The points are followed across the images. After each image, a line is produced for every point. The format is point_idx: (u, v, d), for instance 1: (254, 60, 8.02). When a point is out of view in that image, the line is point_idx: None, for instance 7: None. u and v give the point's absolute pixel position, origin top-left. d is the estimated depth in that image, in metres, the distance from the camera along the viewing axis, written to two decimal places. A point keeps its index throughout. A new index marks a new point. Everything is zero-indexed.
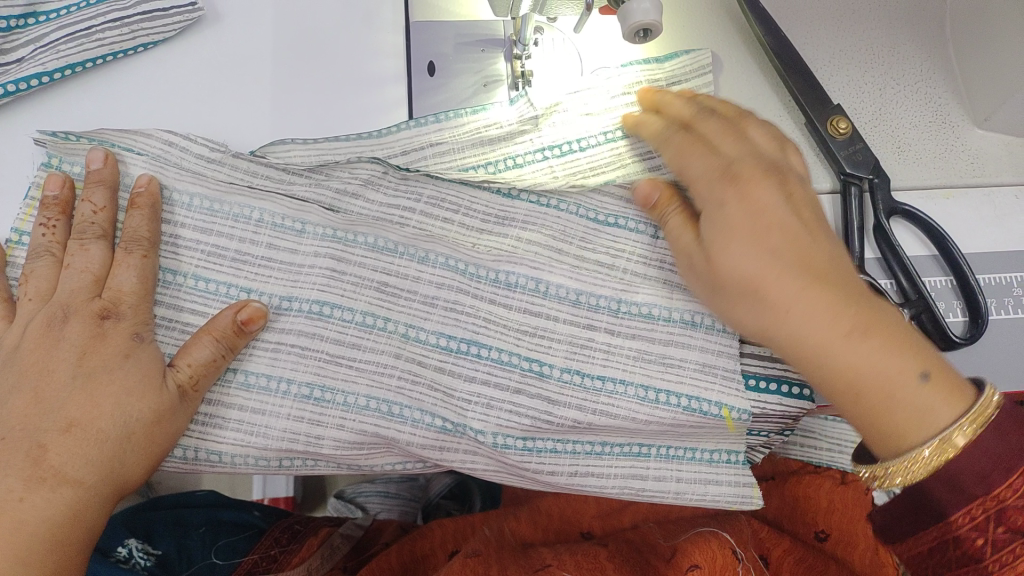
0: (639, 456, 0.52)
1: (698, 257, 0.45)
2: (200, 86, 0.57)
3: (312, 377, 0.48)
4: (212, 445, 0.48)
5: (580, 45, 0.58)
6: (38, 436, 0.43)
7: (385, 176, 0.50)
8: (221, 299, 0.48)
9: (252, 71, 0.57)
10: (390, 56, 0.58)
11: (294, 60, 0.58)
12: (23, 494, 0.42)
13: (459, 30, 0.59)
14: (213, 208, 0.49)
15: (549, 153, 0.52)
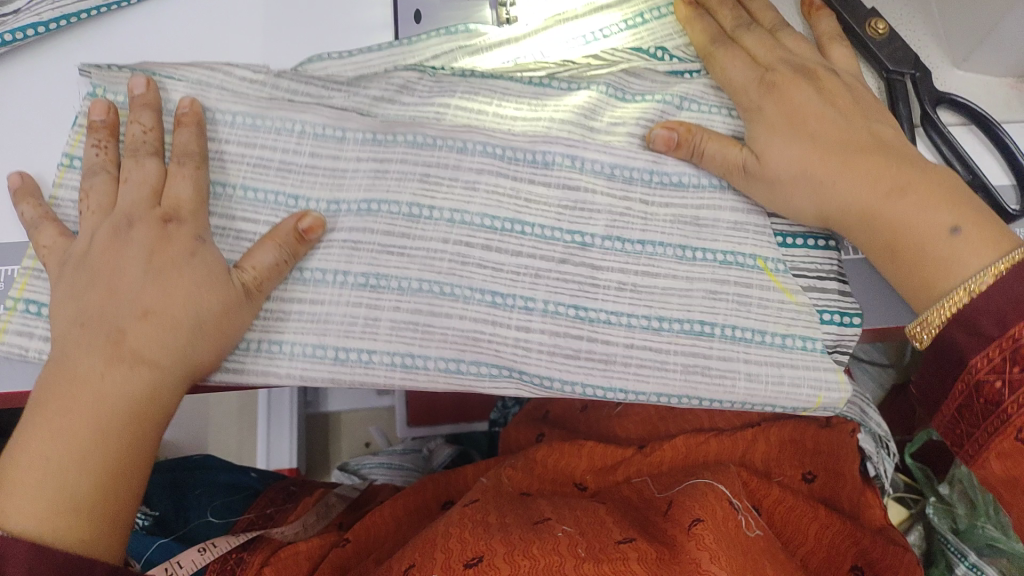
0: (704, 335, 0.51)
1: (741, 157, 0.50)
2: (189, 29, 0.57)
3: (367, 267, 0.49)
4: (275, 336, 0.48)
5: None
6: (118, 321, 0.44)
7: (420, 79, 0.51)
8: (271, 206, 0.49)
9: (243, 23, 0.57)
10: (377, 5, 0.59)
11: (285, 9, 0.58)
12: (103, 372, 0.44)
13: None
14: (255, 123, 0.50)
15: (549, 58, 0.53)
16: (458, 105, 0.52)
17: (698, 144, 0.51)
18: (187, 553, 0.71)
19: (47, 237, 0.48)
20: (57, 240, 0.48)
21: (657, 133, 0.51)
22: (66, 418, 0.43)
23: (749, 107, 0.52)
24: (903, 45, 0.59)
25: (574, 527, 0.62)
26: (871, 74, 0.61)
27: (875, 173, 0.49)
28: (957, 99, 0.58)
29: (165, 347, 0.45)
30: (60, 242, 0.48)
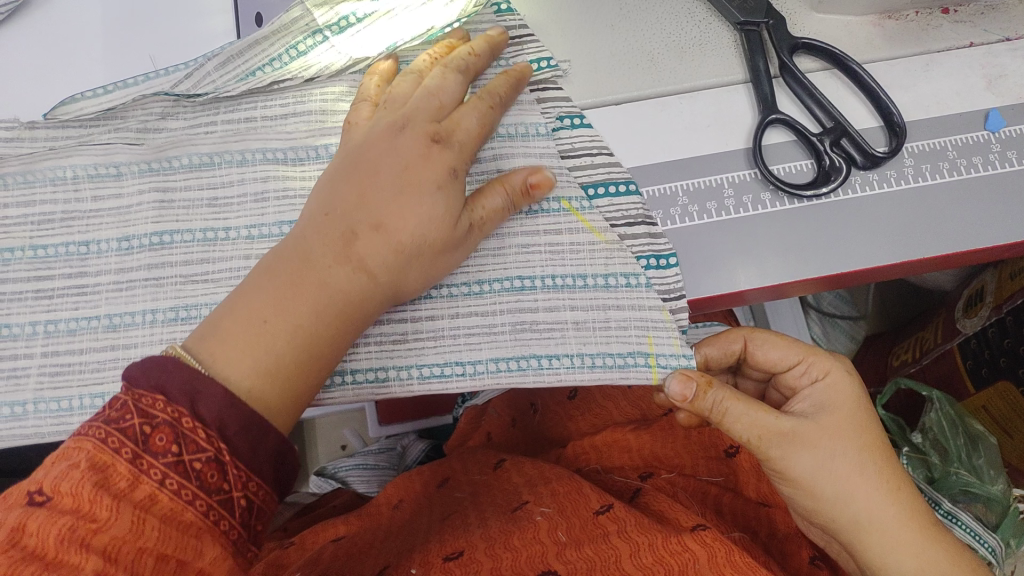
0: (525, 291, 0.51)
1: (370, 255, 0.43)
2: (24, 70, 0.57)
3: (173, 301, 0.51)
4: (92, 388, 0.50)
5: None
6: (353, 226, 0.43)
7: (177, 104, 0.52)
8: (60, 259, 0.51)
9: (82, 49, 0.58)
10: (219, 12, 0.59)
11: (126, 30, 0.58)
12: (303, 302, 0.41)
13: None
14: (27, 180, 0.52)
15: (329, 32, 0.52)
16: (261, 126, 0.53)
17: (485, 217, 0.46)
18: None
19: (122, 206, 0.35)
20: None
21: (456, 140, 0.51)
22: (289, 320, 0.41)
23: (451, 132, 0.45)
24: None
25: (552, 506, 0.61)
26: (726, 28, 0.59)
27: (843, 382, 0.51)
28: (811, 43, 0.56)
29: (413, 237, 0.43)
30: None
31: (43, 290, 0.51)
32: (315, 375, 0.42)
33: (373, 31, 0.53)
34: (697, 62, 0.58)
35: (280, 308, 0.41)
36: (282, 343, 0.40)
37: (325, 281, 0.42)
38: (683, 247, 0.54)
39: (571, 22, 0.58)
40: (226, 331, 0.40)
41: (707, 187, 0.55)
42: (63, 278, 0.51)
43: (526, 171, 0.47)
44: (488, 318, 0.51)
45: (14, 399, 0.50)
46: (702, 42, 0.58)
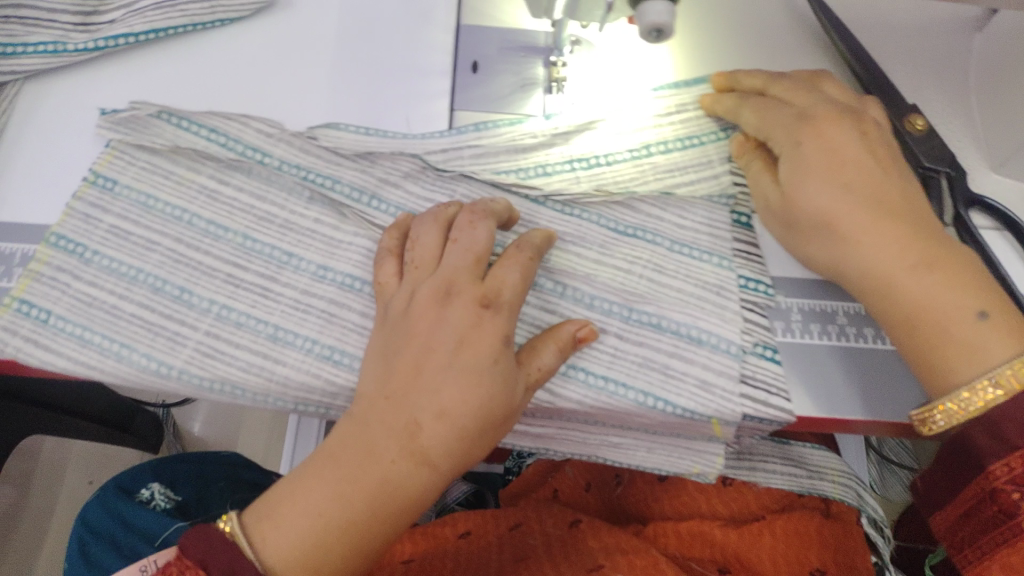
0: (641, 403, 0.54)
1: (387, 439, 0.47)
2: (257, 69, 0.63)
3: (333, 341, 0.54)
4: (233, 382, 0.54)
5: (614, 63, 0.64)
6: (413, 422, 0.47)
7: (423, 171, 0.59)
8: (263, 257, 0.57)
9: (310, 55, 0.63)
10: (440, 52, 0.64)
11: (354, 49, 0.64)
12: (394, 461, 0.46)
13: (505, 36, 0.64)
14: (271, 180, 0.59)
15: (578, 164, 0.60)
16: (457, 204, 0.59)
17: (537, 348, 0.51)
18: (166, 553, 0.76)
19: (385, 276, 0.54)
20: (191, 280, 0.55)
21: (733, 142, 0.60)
22: (325, 489, 0.47)
23: (464, 332, 0.48)
24: (939, 144, 0.60)
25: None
26: None
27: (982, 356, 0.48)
28: (990, 203, 0.58)
29: (455, 410, 0.46)
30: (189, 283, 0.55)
31: (233, 277, 0.56)
32: (389, 530, 0.47)
33: (613, 172, 0.60)
34: None
35: (322, 482, 0.47)
36: (331, 515, 0.46)
37: (373, 454, 0.47)
38: (823, 369, 0.56)
39: None
40: (273, 510, 0.48)
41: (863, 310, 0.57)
42: (260, 273, 0.56)
43: (572, 323, 0.52)
44: (638, 393, 0.55)
45: (164, 359, 0.54)
46: None
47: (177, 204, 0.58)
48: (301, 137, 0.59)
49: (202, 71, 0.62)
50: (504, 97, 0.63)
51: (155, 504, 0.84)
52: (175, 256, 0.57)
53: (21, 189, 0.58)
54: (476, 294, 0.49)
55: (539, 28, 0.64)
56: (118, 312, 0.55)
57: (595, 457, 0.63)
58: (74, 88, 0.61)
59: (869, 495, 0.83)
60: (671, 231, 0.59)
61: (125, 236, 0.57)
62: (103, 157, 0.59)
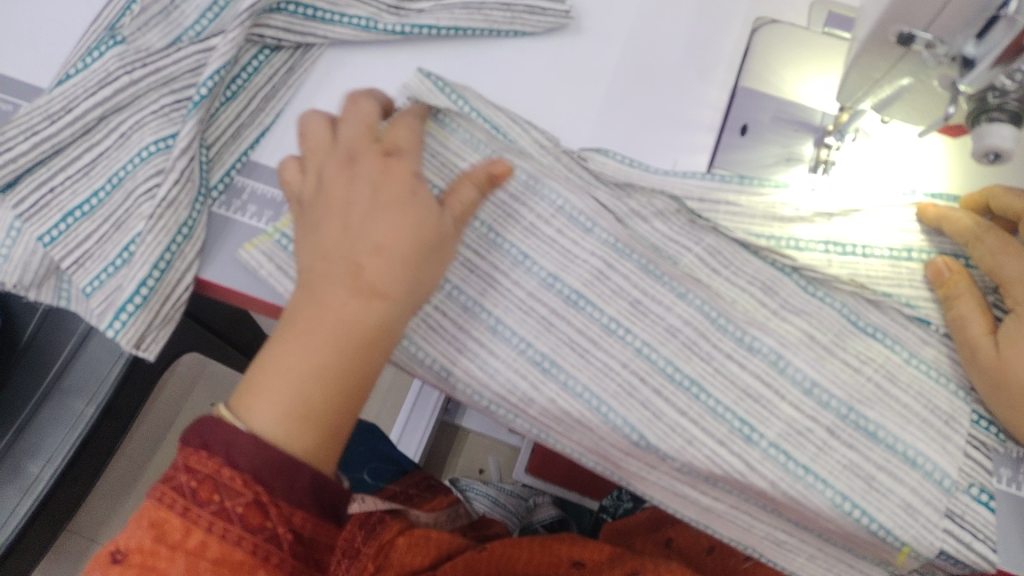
0: (842, 510, 0.53)
1: (334, 276, 0.51)
2: (535, 82, 0.66)
3: (547, 349, 0.56)
4: (446, 364, 0.56)
5: (883, 155, 0.63)
6: (335, 286, 0.51)
7: (677, 213, 0.59)
8: (499, 251, 0.58)
9: (586, 82, 0.66)
10: (710, 108, 0.65)
11: (629, 87, 0.65)
12: (316, 344, 0.49)
13: (780, 106, 0.64)
14: (528, 182, 0.59)
15: (832, 248, 0.58)
16: (698, 254, 0.58)
17: (456, 189, 0.56)
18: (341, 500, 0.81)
19: (290, 174, 0.59)
20: (297, 178, 0.59)
21: (930, 263, 0.57)
22: (314, 360, 0.49)
23: (389, 170, 0.55)
24: None
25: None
26: None
27: None
28: None
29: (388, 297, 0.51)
30: (298, 180, 0.58)
31: (472, 263, 0.58)
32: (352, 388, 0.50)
33: (868, 264, 0.58)
34: None
35: (303, 354, 0.49)
36: (298, 370, 0.49)
37: (318, 324, 0.50)
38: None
39: None
40: (266, 382, 0.49)
41: None
42: (494, 264, 0.58)
43: (476, 194, 0.56)
44: (835, 493, 0.53)
45: None
46: None
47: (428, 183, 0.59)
48: (569, 155, 0.60)
49: (486, 74, 0.66)
50: (768, 166, 0.63)
51: None
52: None
53: (296, 142, 0.64)
54: (387, 143, 0.57)
55: (818, 107, 0.64)
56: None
57: (751, 547, 0.60)
58: (373, 67, 0.67)
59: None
60: (910, 342, 0.57)
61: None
62: (389, 121, 0.61)
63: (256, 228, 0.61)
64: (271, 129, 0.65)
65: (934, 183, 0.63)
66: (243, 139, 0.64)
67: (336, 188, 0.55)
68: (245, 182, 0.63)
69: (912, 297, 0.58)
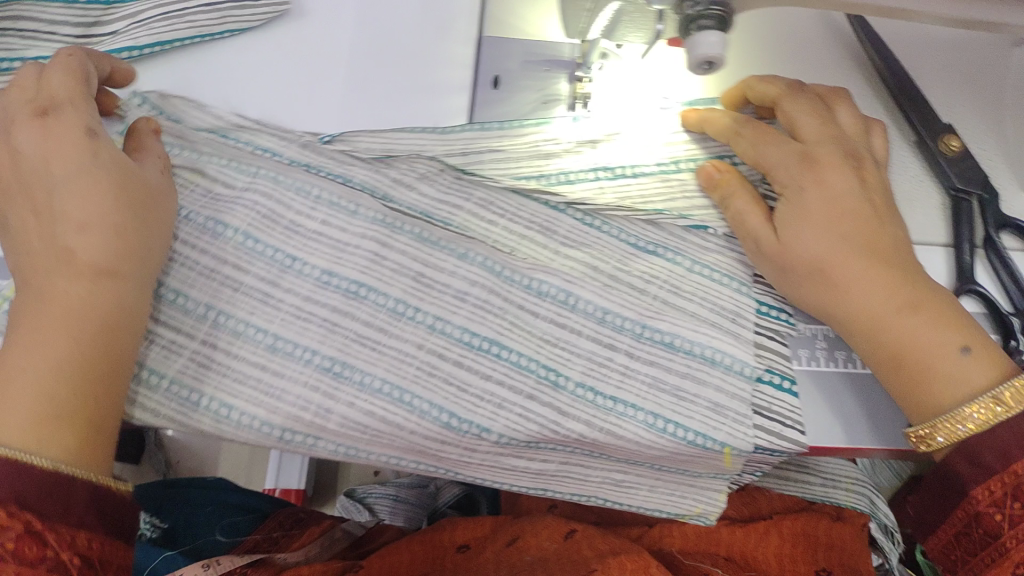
0: (655, 428, 0.53)
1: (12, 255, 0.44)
2: (263, 80, 0.60)
3: (335, 352, 0.51)
4: (226, 399, 0.49)
5: (641, 75, 0.62)
6: (74, 302, 0.42)
7: (441, 171, 0.57)
8: (261, 259, 0.52)
9: (322, 68, 0.61)
10: (458, 66, 0.61)
11: (368, 64, 0.61)
12: (56, 359, 0.40)
13: (527, 50, 0.62)
14: (277, 177, 0.54)
15: (602, 173, 0.58)
16: (470, 212, 0.57)
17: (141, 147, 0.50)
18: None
19: None
20: None
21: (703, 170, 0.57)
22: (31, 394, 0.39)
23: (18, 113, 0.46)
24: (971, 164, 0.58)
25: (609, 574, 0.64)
26: (935, 189, 0.60)
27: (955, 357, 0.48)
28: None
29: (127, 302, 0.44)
30: None
31: (230, 278, 0.52)
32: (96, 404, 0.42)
33: (640, 186, 0.58)
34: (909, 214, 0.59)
35: (22, 388, 0.39)
36: (33, 383, 0.40)
37: (29, 345, 0.41)
38: (834, 393, 0.57)
39: None
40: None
41: None
42: (259, 276, 0.52)
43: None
44: (648, 414, 0.53)
45: (157, 367, 0.50)
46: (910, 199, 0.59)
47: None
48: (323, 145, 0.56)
49: (211, 81, 0.60)
50: (527, 112, 0.61)
51: (131, 537, 0.81)
52: (166, 252, 0.52)
53: None
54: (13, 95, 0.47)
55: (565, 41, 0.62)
56: None
57: (594, 496, 0.60)
58: None
59: (882, 501, 0.77)
60: (692, 250, 0.58)
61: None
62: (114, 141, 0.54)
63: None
64: None
65: (695, 91, 0.62)
66: None
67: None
68: None
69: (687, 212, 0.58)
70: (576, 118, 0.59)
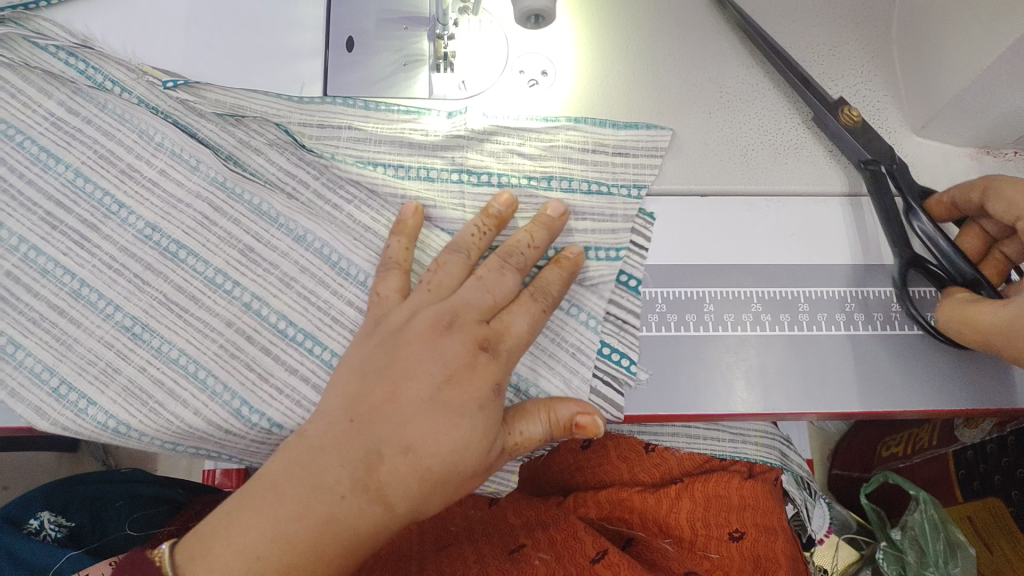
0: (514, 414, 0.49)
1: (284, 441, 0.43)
2: (94, 44, 0.54)
3: (183, 343, 0.50)
4: (55, 392, 0.49)
5: (509, 30, 0.57)
6: (379, 442, 0.41)
7: (290, 146, 0.53)
8: (92, 245, 0.51)
9: (159, 38, 0.55)
10: (310, 29, 0.56)
11: (208, 30, 0.56)
12: (346, 494, 0.41)
13: (382, 7, 0.57)
14: (110, 159, 0.52)
15: (466, 176, 0.52)
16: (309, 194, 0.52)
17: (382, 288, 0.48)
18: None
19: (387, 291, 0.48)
20: (395, 297, 0.48)
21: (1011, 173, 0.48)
22: (259, 526, 0.41)
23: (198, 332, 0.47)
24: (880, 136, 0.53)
25: (552, 552, 0.63)
26: (824, 139, 0.56)
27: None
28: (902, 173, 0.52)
29: (448, 448, 0.41)
30: (395, 299, 0.48)
31: (64, 269, 0.50)
32: (376, 538, 0.41)
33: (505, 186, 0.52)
34: (792, 164, 0.55)
35: (257, 516, 0.41)
36: (312, 524, 0.40)
37: (320, 471, 0.41)
38: (715, 360, 0.51)
39: (664, 99, 0.56)
40: (200, 544, 0.41)
41: (781, 298, 0.52)
42: (99, 255, 0.51)
43: (576, 406, 0.46)
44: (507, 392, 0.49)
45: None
46: (797, 147, 0.56)
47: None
48: (168, 103, 0.53)
49: None
50: (385, 78, 0.56)
51: (46, 535, 0.75)
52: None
53: None
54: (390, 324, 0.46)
55: None
56: None
57: None
58: None
59: (797, 453, 0.75)
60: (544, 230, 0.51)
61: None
62: None
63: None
64: None
65: (568, 44, 0.57)
66: None
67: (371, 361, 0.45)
68: None
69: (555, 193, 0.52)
70: (451, 114, 0.54)
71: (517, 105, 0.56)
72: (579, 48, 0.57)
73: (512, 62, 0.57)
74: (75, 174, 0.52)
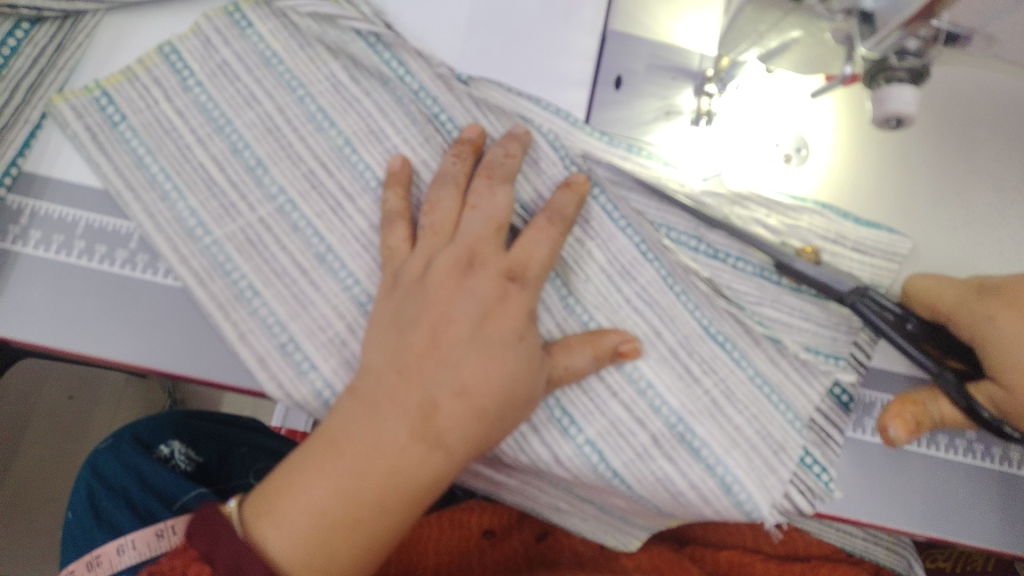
0: (720, 488, 0.50)
1: (357, 384, 0.46)
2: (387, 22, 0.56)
3: None
4: (287, 350, 0.49)
5: (773, 98, 0.57)
6: (432, 390, 0.44)
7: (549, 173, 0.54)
8: (348, 215, 0.52)
9: (439, 36, 0.57)
10: (582, 60, 0.57)
11: (488, 35, 0.57)
12: (406, 445, 0.43)
13: (656, 52, 0.57)
14: (381, 138, 0.53)
15: (704, 246, 0.54)
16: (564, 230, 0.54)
17: (389, 229, 0.51)
18: (181, 520, 0.69)
19: (395, 241, 0.50)
20: (402, 247, 0.50)
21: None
22: (327, 484, 0.43)
23: (398, 310, 0.48)
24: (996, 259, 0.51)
25: None
26: None
27: (987, 329, 0.47)
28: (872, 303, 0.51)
29: (500, 384, 0.45)
30: (403, 249, 0.50)
31: (318, 231, 0.51)
32: (440, 482, 0.44)
33: (739, 271, 0.54)
34: None
35: (323, 475, 0.43)
36: (376, 477, 0.43)
37: (379, 425, 0.44)
38: (907, 474, 0.52)
39: (911, 210, 0.56)
40: (267, 503, 0.44)
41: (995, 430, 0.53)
42: (350, 228, 0.52)
43: (617, 337, 0.50)
44: (710, 456, 0.50)
45: (217, 298, 0.49)
46: None
47: (256, 153, 0.52)
48: (446, 108, 0.54)
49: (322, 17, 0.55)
50: (647, 124, 0.56)
51: (173, 464, 0.78)
52: (259, 189, 0.51)
53: (91, 115, 0.52)
54: (499, 267, 0.48)
55: (696, 49, 0.57)
56: (188, 256, 0.50)
57: (617, 515, 0.58)
58: (173, 24, 0.55)
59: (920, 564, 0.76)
60: (772, 316, 0.54)
61: (206, 179, 0.51)
62: (203, 78, 0.53)
63: (129, 278, 0.50)
64: (44, 126, 0.52)
65: (825, 127, 0.57)
66: (24, 123, 0.51)
67: (401, 308, 0.48)
68: (23, 201, 0.51)
69: (786, 282, 0.54)
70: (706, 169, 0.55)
71: (763, 179, 0.56)
72: (837, 136, 0.57)
73: (769, 131, 0.57)
74: (344, 141, 0.53)
